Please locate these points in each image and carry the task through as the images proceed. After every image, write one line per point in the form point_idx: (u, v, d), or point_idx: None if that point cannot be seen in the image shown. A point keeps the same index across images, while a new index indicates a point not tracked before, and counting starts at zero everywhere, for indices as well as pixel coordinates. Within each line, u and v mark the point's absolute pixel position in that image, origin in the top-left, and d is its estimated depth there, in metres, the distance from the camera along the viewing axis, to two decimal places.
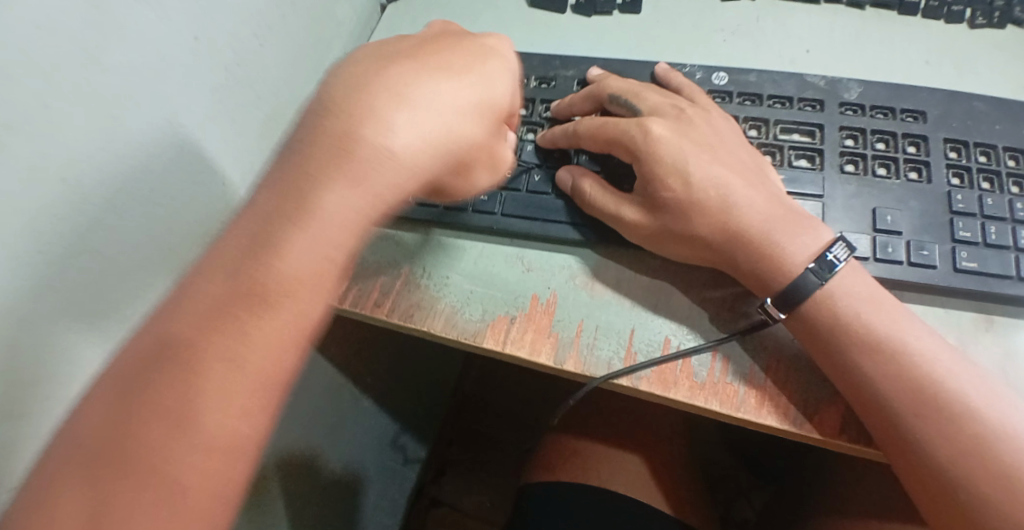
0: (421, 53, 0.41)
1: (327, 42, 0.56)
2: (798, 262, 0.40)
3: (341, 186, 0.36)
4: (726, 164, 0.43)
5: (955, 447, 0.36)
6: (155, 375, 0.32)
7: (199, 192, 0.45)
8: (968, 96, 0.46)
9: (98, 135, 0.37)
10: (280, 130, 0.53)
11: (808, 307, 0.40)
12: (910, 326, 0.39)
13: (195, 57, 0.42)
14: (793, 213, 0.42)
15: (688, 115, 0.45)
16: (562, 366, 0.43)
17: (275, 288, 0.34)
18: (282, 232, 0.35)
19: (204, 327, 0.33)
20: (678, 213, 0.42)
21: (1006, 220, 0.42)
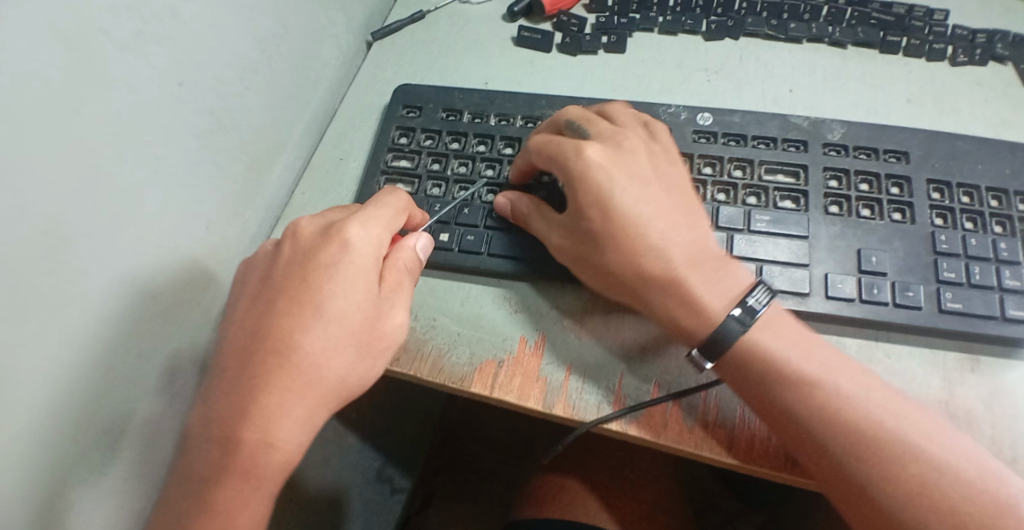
0: (302, 255, 0.42)
1: (313, 83, 0.55)
2: (716, 309, 0.41)
3: (265, 413, 0.39)
4: (654, 197, 0.43)
5: (900, 487, 0.36)
6: (202, 465, 0.39)
7: (183, 234, 0.44)
8: (950, 135, 0.47)
9: (82, 180, 0.36)
10: (265, 172, 0.52)
11: (731, 351, 0.40)
12: (836, 368, 0.39)
13: (179, 100, 0.42)
14: (714, 259, 0.42)
15: (628, 141, 0.45)
16: (551, 410, 0.43)
17: (288, 383, 0.39)
18: (308, 320, 0.40)
19: (230, 427, 0.39)
20: (599, 247, 0.42)
21: (990, 260, 0.42)
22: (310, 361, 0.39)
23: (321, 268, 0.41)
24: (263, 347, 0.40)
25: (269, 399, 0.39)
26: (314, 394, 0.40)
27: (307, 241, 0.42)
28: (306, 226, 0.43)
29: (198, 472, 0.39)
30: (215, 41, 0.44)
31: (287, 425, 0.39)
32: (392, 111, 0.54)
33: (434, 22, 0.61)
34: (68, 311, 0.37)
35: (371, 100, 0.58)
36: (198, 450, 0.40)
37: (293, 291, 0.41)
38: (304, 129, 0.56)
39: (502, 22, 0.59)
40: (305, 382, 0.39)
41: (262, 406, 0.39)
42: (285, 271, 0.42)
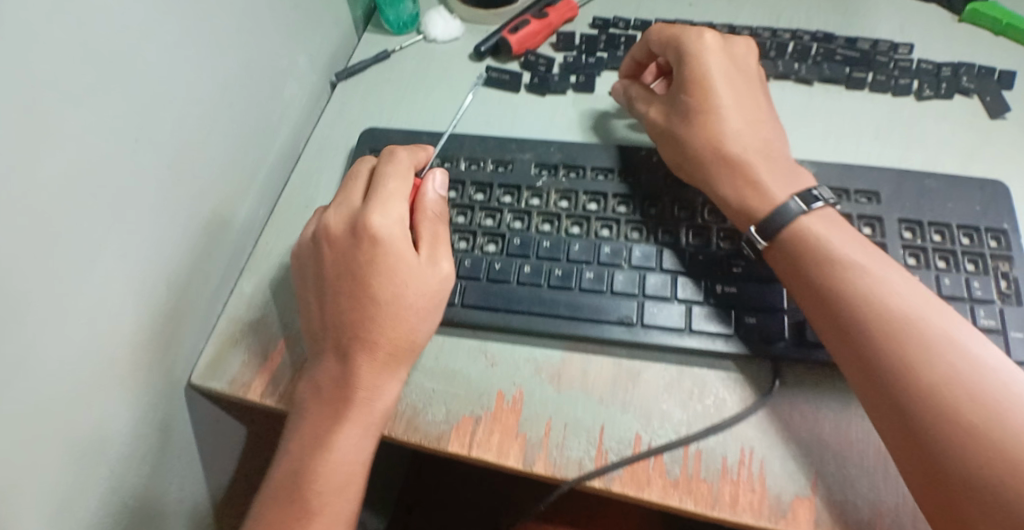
0: (338, 244, 0.44)
1: (275, 128, 0.54)
2: (779, 195, 0.44)
3: (356, 374, 0.42)
4: (735, 94, 0.47)
5: (937, 409, 0.36)
6: (304, 433, 0.41)
7: (138, 293, 0.42)
8: (919, 174, 0.47)
9: (31, 253, 0.34)
10: (227, 223, 0.50)
11: (790, 236, 0.43)
12: (902, 286, 0.40)
13: (136, 158, 0.40)
14: (787, 161, 0.46)
15: (736, 55, 0.50)
16: (531, 468, 0.42)
17: (366, 351, 0.42)
18: (366, 296, 0.42)
19: (326, 399, 0.42)
20: (683, 114, 0.48)
21: (964, 299, 0.43)
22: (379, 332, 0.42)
23: (364, 251, 0.43)
24: (333, 326, 0.43)
25: (352, 368, 0.42)
26: (391, 356, 0.42)
27: (339, 234, 0.44)
28: (338, 215, 0.45)
29: (297, 446, 0.41)
30: (174, 93, 0.42)
31: (384, 384, 0.42)
32: (359, 156, 0.52)
33: (399, 61, 0.60)
34: (14, 392, 0.34)
35: (337, 143, 0.56)
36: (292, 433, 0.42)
37: (343, 276, 0.43)
38: (268, 176, 0.54)
39: (470, 62, 0.59)
40: (382, 348, 0.42)
41: (352, 377, 0.41)
42: (330, 261, 0.44)
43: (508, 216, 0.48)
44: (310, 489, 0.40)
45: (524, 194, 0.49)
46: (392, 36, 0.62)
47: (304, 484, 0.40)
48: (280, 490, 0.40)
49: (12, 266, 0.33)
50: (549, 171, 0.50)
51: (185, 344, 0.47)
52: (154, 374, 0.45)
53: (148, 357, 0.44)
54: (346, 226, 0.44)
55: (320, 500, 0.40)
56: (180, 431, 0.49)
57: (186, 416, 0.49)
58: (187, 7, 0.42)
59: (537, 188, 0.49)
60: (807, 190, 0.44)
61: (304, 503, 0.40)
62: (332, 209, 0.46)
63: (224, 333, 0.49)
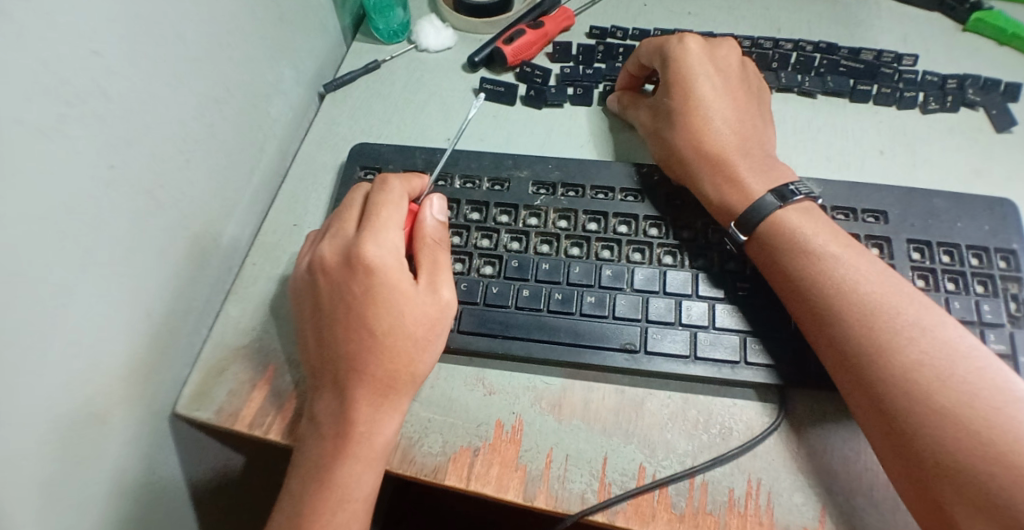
0: (332, 275, 0.42)
1: (260, 145, 0.51)
2: (756, 188, 0.44)
3: (354, 409, 0.40)
4: (722, 95, 0.47)
5: (948, 432, 0.34)
6: (307, 466, 0.40)
7: (118, 326, 0.40)
8: (927, 192, 0.46)
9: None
10: (212, 245, 0.48)
11: (771, 236, 0.42)
12: (903, 301, 0.39)
13: (110, 186, 0.38)
14: (767, 155, 0.45)
15: (720, 56, 0.49)
16: (532, 502, 0.40)
17: (364, 383, 0.40)
18: (362, 328, 0.41)
19: (326, 432, 0.40)
20: (668, 117, 0.48)
21: (974, 322, 0.42)
22: (375, 363, 0.40)
23: (358, 280, 0.41)
24: (329, 358, 0.41)
25: (349, 399, 0.40)
26: (389, 388, 0.40)
27: (334, 265, 0.42)
28: (330, 243, 0.43)
29: (300, 482, 0.40)
30: (151, 115, 0.40)
31: (383, 417, 0.40)
32: (348, 174, 0.50)
33: (389, 72, 0.58)
34: None
35: (326, 158, 0.54)
36: (294, 469, 0.41)
37: (339, 307, 0.41)
38: (253, 194, 0.52)
39: (463, 73, 0.57)
40: (378, 379, 0.40)
41: (350, 410, 0.40)
42: (323, 290, 0.42)
43: (505, 237, 0.46)
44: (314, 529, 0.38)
45: (522, 213, 0.47)
46: (382, 45, 0.60)
47: (309, 522, 0.39)
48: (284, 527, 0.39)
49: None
50: (548, 190, 0.48)
51: (169, 373, 0.45)
52: (137, 408, 0.43)
53: (129, 392, 0.42)
54: (341, 257, 0.42)
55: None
56: (165, 466, 0.47)
57: (172, 448, 0.47)
58: (163, 24, 0.39)
59: (536, 208, 0.47)
60: (784, 186, 0.43)
61: None
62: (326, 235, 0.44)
63: (210, 360, 0.47)
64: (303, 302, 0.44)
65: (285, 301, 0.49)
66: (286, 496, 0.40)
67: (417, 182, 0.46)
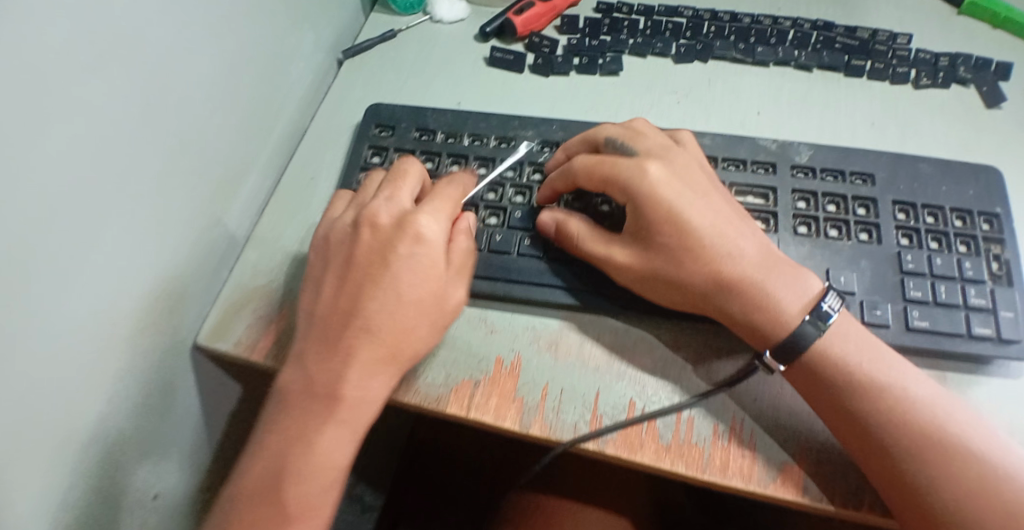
0: (377, 240, 0.43)
1: (282, 103, 0.55)
2: (790, 310, 0.41)
3: (354, 378, 0.40)
4: (714, 211, 0.44)
5: (951, 492, 0.37)
6: (291, 427, 0.40)
7: (147, 253, 0.43)
8: (913, 158, 0.48)
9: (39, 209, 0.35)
10: (232, 192, 0.51)
11: (811, 356, 0.41)
12: (906, 369, 0.40)
13: (144, 123, 0.41)
14: (777, 256, 0.43)
15: (677, 156, 0.46)
16: (529, 430, 0.43)
17: (376, 356, 0.41)
18: (390, 301, 0.41)
19: (317, 396, 0.40)
20: (671, 258, 0.43)
21: (955, 279, 0.44)
22: (395, 339, 0.41)
23: (399, 248, 0.43)
24: (344, 319, 0.42)
25: (359, 372, 0.41)
26: (396, 366, 0.42)
27: (375, 226, 0.44)
28: (377, 205, 0.44)
29: (278, 442, 0.40)
30: (183, 63, 0.44)
31: (372, 392, 0.41)
32: (363, 131, 0.54)
33: (404, 42, 0.62)
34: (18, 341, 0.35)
35: (342, 119, 0.58)
36: (272, 422, 0.41)
37: (372, 267, 0.42)
38: (273, 149, 0.56)
39: (474, 43, 0.60)
40: (392, 355, 0.41)
41: (346, 383, 0.40)
42: (360, 247, 0.43)
43: (509, 191, 0.50)
44: (292, 490, 0.38)
45: (526, 170, 0.51)
46: (398, 17, 0.64)
47: (286, 484, 0.39)
48: (257, 492, 0.39)
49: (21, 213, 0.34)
50: (551, 149, 0.51)
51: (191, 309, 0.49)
52: (161, 336, 0.46)
53: (153, 318, 0.45)
54: (393, 225, 0.43)
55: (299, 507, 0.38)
56: (183, 394, 0.50)
57: (190, 378, 0.51)
58: None
59: (539, 165, 0.51)
60: (819, 307, 0.41)
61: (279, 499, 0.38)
62: (378, 199, 0.45)
63: (229, 297, 0.51)
64: (320, 250, 0.45)
65: (302, 248, 0.52)
66: (260, 451, 0.40)
67: (464, 178, 0.48)
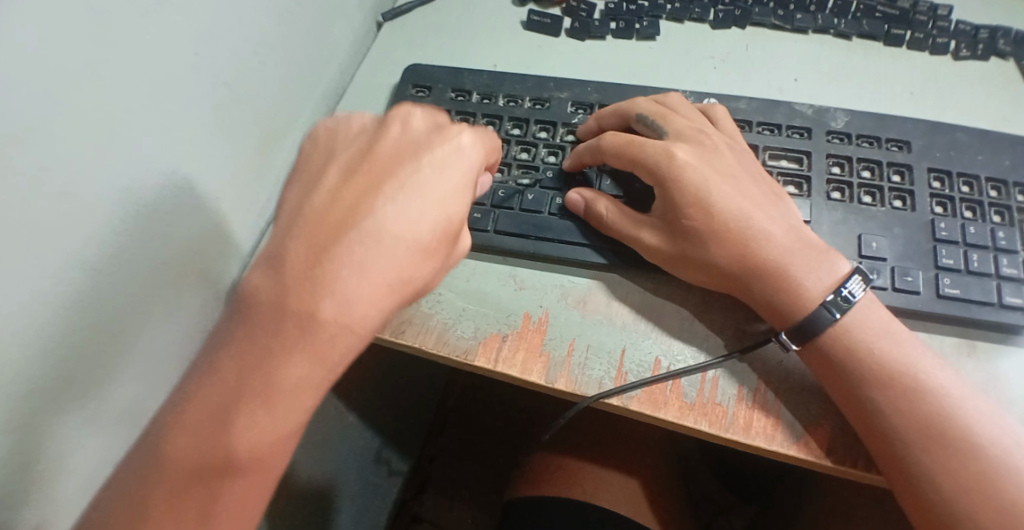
0: (407, 146, 0.40)
1: (324, 62, 0.56)
2: (814, 296, 0.41)
3: (339, 296, 0.35)
4: (744, 194, 0.43)
5: (957, 483, 0.37)
6: (254, 344, 0.35)
7: (196, 202, 0.44)
8: (951, 127, 0.48)
9: (96, 150, 0.36)
10: (276, 146, 0.52)
11: (826, 340, 0.40)
12: (924, 359, 0.39)
13: (196, 71, 0.42)
14: (811, 243, 0.42)
15: (710, 140, 0.45)
16: (553, 384, 0.44)
17: (364, 278, 0.36)
18: (404, 210, 0.37)
19: (282, 318, 0.35)
20: (697, 241, 0.42)
21: (988, 248, 0.43)
22: (385, 261, 0.36)
23: (409, 165, 0.39)
24: (333, 233, 0.36)
25: (339, 295, 0.35)
26: (388, 295, 0.37)
27: (390, 144, 0.40)
28: (394, 124, 0.42)
29: (235, 370, 0.35)
30: (233, 14, 0.44)
31: (356, 317, 0.36)
32: (401, 90, 0.54)
33: (443, 4, 0.62)
34: (75, 277, 0.37)
35: (381, 78, 0.59)
36: (227, 340, 0.36)
37: (378, 181, 0.38)
38: (314, 107, 0.56)
39: (512, 6, 0.60)
40: (383, 280, 0.36)
41: (316, 307, 0.35)
42: (369, 163, 0.40)
43: (543, 151, 0.50)
44: (245, 416, 0.35)
45: (560, 130, 0.51)
46: None
47: (239, 409, 0.35)
48: (203, 417, 0.35)
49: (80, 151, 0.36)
50: (585, 110, 0.51)
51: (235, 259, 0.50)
52: (206, 281, 0.47)
53: (202, 265, 0.46)
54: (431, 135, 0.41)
55: (248, 440, 0.35)
56: None
57: None
58: None
59: (573, 126, 0.51)
60: (839, 294, 0.40)
61: (230, 422, 0.35)
62: (414, 110, 0.43)
63: None
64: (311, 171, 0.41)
65: None
66: (214, 373, 0.36)
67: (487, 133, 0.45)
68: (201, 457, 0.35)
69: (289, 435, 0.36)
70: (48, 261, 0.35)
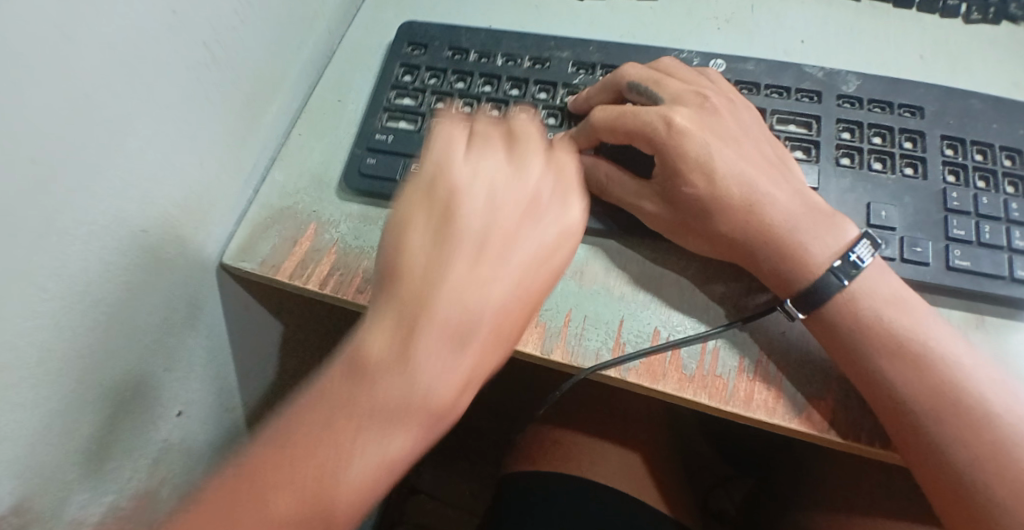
0: (515, 157, 0.40)
1: (313, 21, 0.54)
2: (820, 262, 0.39)
3: (486, 315, 0.35)
4: (749, 158, 0.41)
5: (968, 453, 0.36)
6: (425, 355, 0.34)
7: (177, 168, 0.42)
8: (965, 93, 0.46)
9: (65, 113, 0.34)
10: (263, 110, 0.50)
11: (830, 310, 0.39)
12: (934, 327, 0.38)
13: (174, 31, 0.39)
14: (823, 207, 0.41)
15: (711, 104, 0.43)
16: (549, 356, 0.42)
17: (504, 301, 0.36)
18: (532, 228, 0.38)
19: (433, 332, 0.34)
20: (699, 207, 0.41)
21: (1001, 219, 0.42)
22: (518, 283, 0.36)
23: (527, 178, 0.39)
24: None
25: (493, 316, 0.35)
26: (519, 317, 0.37)
27: (490, 150, 0.39)
28: (489, 129, 0.41)
29: (350, 385, 0.33)
30: None
31: (500, 336, 0.36)
32: (398, 47, 0.52)
33: None
34: (48, 244, 0.35)
35: (375, 39, 0.57)
36: None
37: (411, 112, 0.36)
38: (303, 68, 0.54)
39: None
40: (519, 299, 0.36)
41: (479, 330, 0.35)
42: (473, 175, 0.38)
43: (542, 112, 0.48)
44: (367, 439, 0.32)
45: (560, 91, 0.49)
46: None
47: (362, 428, 0.32)
48: (315, 430, 0.32)
49: (48, 118, 0.33)
50: (586, 70, 0.50)
51: (219, 224, 0.48)
52: (189, 249, 0.45)
53: (186, 231, 0.45)
54: (524, 144, 0.40)
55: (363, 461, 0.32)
56: (209, 309, 0.50)
57: (216, 299, 0.51)
58: None
59: (574, 86, 0.49)
60: (846, 259, 0.39)
61: (349, 441, 0.32)
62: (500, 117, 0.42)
63: (256, 218, 0.50)
64: None
65: (331, 168, 0.51)
66: (323, 393, 0.33)
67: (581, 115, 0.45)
68: (302, 505, 0.31)
69: (400, 463, 0.33)
70: (20, 231, 0.33)
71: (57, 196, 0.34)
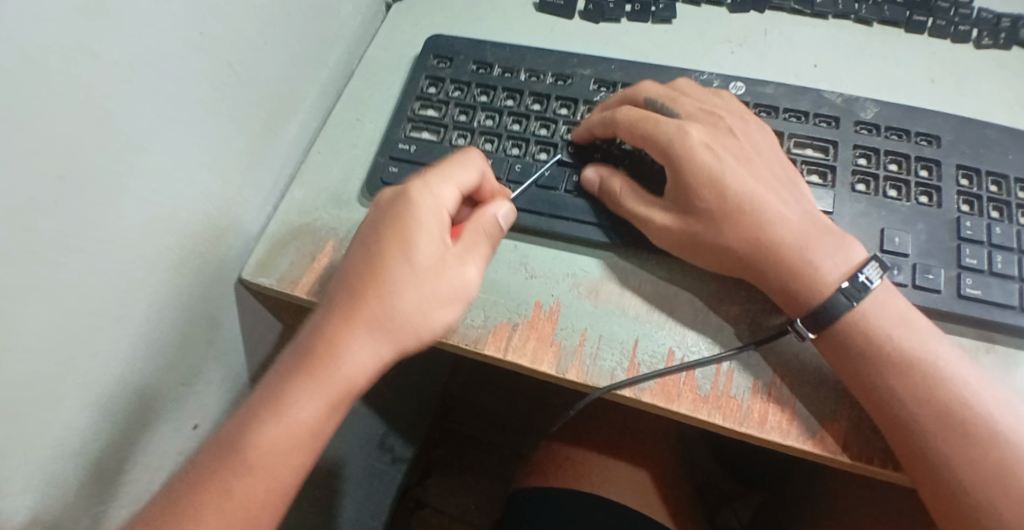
0: None
1: (333, 39, 0.55)
2: (830, 281, 0.40)
3: (343, 274, 0.40)
4: (760, 178, 0.42)
5: (968, 473, 0.36)
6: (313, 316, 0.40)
7: (198, 184, 0.43)
8: (981, 123, 0.47)
9: (90, 130, 0.35)
10: (282, 128, 0.51)
11: (838, 328, 0.39)
12: (942, 348, 0.39)
13: (198, 51, 0.40)
14: (830, 226, 0.41)
15: (725, 124, 0.44)
16: (564, 375, 0.43)
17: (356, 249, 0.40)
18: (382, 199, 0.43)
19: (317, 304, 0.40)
20: (710, 223, 0.41)
21: (1014, 250, 0.42)
22: (363, 234, 0.41)
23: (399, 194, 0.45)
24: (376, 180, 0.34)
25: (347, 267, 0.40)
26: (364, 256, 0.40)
27: None
28: None
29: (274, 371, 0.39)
30: None
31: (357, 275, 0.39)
32: (423, 60, 0.53)
33: None
34: (72, 259, 0.35)
35: (393, 57, 0.58)
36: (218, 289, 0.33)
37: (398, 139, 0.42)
38: (322, 86, 0.55)
39: None
40: (363, 244, 0.40)
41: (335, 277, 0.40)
42: None
43: (562, 127, 0.49)
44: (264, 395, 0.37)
45: (581, 107, 0.50)
46: None
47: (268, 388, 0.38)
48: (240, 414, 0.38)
49: (74, 136, 0.34)
50: (607, 88, 0.50)
51: (237, 240, 0.49)
52: (207, 265, 0.46)
53: (205, 246, 0.45)
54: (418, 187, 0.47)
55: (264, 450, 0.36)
56: (226, 323, 0.51)
57: (233, 313, 0.51)
58: None
59: (594, 103, 0.50)
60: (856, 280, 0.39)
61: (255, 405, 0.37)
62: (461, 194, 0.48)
63: (276, 233, 0.50)
64: None
65: (349, 185, 0.52)
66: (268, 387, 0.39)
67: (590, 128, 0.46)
68: (217, 457, 0.36)
69: (306, 412, 0.37)
70: (42, 245, 0.34)
71: (77, 209, 0.35)
